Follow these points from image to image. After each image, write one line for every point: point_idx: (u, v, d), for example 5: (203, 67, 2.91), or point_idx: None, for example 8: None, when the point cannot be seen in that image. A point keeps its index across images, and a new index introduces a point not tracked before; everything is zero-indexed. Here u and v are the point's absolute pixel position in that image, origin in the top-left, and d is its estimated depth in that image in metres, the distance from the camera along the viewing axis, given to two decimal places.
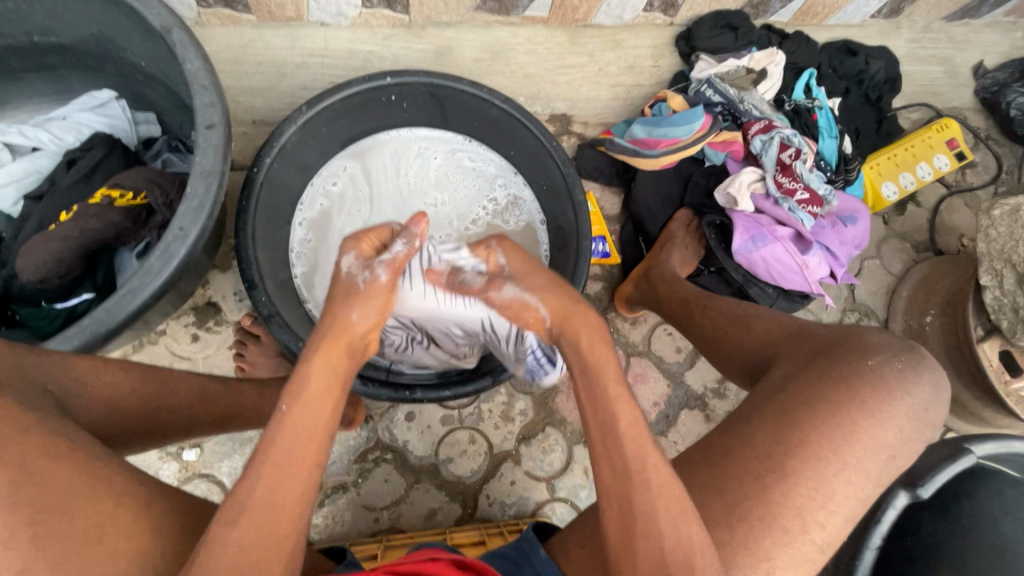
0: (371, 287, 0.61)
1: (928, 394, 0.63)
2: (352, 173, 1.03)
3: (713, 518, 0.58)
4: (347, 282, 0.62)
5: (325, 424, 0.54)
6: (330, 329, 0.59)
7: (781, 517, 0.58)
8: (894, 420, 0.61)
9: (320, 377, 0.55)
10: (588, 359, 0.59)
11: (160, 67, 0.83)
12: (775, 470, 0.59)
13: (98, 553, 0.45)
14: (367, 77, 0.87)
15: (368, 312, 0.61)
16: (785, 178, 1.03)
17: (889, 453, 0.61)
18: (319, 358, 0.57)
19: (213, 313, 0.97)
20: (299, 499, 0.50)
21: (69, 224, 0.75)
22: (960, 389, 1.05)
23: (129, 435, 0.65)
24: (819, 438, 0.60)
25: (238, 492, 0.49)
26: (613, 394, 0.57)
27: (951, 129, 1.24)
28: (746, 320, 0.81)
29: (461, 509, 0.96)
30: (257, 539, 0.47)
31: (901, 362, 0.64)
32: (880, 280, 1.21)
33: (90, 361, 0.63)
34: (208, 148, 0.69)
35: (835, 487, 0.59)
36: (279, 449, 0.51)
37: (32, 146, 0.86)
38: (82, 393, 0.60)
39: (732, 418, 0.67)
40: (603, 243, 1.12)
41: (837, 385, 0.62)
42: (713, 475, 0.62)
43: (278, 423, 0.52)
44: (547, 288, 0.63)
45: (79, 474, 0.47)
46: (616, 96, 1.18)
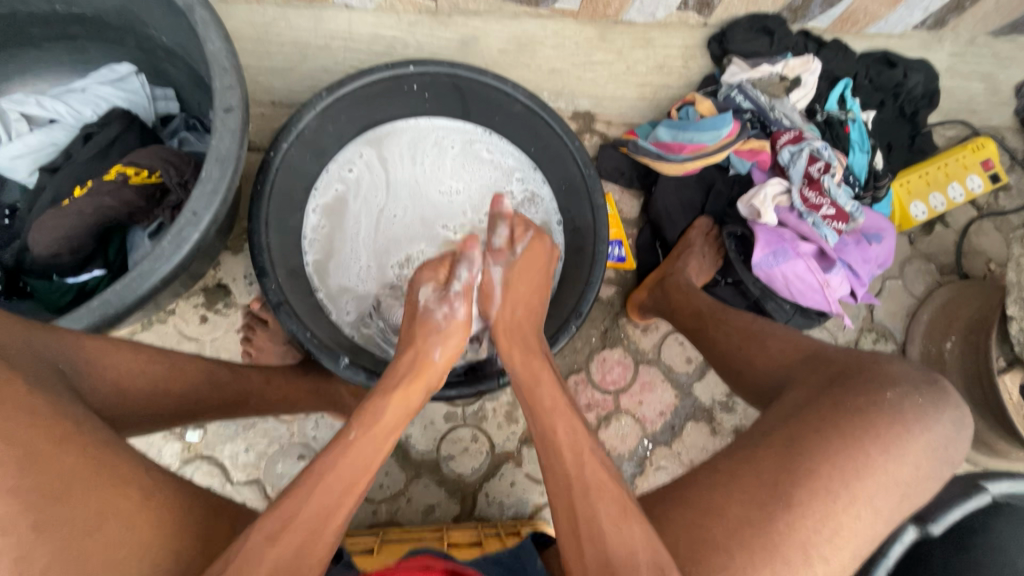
0: (447, 325, 0.70)
1: (948, 431, 0.61)
2: (368, 160, 1.01)
3: (714, 541, 0.56)
4: (426, 318, 0.71)
5: (381, 461, 0.57)
6: (414, 363, 0.67)
7: (783, 546, 0.55)
8: (909, 455, 0.59)
9: (388, 411, 0.60)
10: (533, 372, 0.66)
11: (182, 45, 0.81)
12: (780, 499, 0.57)
13: (100, 539, 0.44)
14: (390, 65, 0.85)
15: (444, 348, 0.69)
16: (811, 193, 1.00)
17: (903, 490, 0.59)
18: (394, 394, 0.62)
19: (223, 295, 0.97)
20: (337, 527, 0.51)
21: (84, 201, 0.75)
22: (976, 420, 1.02)
23: (137, 419, 0.64)
24: (829, 470, 0.58)
25: (287, 507, 0.50)
26: (548, 405, 0.63)
27: (987, 149, 1.19)
28: (761, 338, 0.79)
29: (459, 506, 0.96)
30: (288, 563, 0.47)
31: (921, 398, 0.62)
32: (901, 301, 1.18)
33: (100, 342, 0.63)
34: (225, 131, 0.68)
35: (842, 521, 0.57)
36: (338, 472, 0.53)
37: (50, 118, 0.85)
38: (90, 374, 0.59)
39: (740, 440, 0.66)
40: (619, 247, 1.11)
41: (850, 416, 0.61)
42: (716, 497, 0.59)
43: (344, 446, 0.56)
44: (522, 303, 0.74)
45: (83, 458, 0.47)
46: (643, 96, 1.15)
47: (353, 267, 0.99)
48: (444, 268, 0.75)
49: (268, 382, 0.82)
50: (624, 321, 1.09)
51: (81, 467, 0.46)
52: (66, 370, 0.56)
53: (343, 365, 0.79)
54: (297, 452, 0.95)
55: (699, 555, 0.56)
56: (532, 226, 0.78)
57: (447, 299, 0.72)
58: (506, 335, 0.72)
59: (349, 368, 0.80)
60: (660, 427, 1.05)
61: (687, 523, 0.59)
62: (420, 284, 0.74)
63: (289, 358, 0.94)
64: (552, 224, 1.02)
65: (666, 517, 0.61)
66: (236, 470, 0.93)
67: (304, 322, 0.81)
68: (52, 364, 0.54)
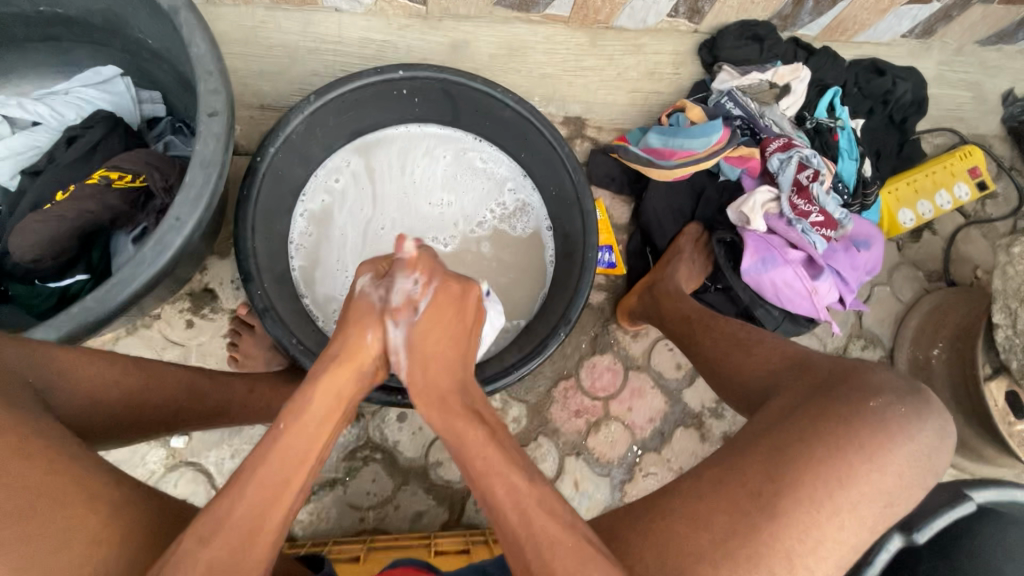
0: (387, 308, 0.67)
1: (931, 440, 0.60)
2: (357, 168, 1.01)
3: (697, 551, 0.56)
4: (360, 303, 0.68)
5: (314, 451, 0.56)
6: (345, 350, 0.64)
7: (767, 558, 0.55)
8: (893, 465, 0.59)
9: (320, 402, 0.59)
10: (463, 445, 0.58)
11: (167, 47, 0.80)
12: (764, 509, 0.57)
13: (64, 558, 0.44)
14: (378, 69, 0.85)
15: (382, 337, 0.66)
16: (800, 200, 1.00)
17: (888, 500, 0.58)
18: (327, 377, 0.61)
19: (209, 300, 0.96)
20: (277, 524, 0.51)
21: (66, 205, 0.74)
22: (962, 426, 1.03)
23: (112, 431, 0.64)
24: (813, 480, 0.57)
25: (218, 509, 0.49)
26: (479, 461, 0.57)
27: (975, 157, 1.20)
28: (748, 345, 0.79)
29: (447, 513, 0.96)
30: (227, 563, 0.47)
31: (905, 406, 0.60)
32: (889, 307, 1.19)
33: (75, 352, 0.62)
34: (210, 136, 0.67)
35: (827, 531, 0.56)
36: (266, 472, 0.52)
37: (32, 121, 0.84)
38: (64, 386, 0.59)
39: (726, 449, 0.66)
40: (609, 252, 1.11)
41: (833, 424, 0.60)
42: (701, 508, 0.59)
43: (272, 443, 0.54)
44: (442, 364, 0.66)
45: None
46: (634, 102, 1.15)
47: (341, 273, 0.98)
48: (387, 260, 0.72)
49: (252, 391, 0.81)
50: (614, 326, 1.09)
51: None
52: (38, 385, 0.57)
53: None
54: None
55: (682, 563, 0.56)
56: (436, 272, 0.69)
57: (387, 287, 0.68)
58: (425, 402, 0.65)
59: None
60: (650, 433, 1.05)
61: (674, 535, 0.58)
62: (359, 275, 0.70)
63: (275, 365, 0.92)
64: (542, 231, 1.03)
65: (651, 526, 0.60)
66: (222, 476, 0.92)
67: (290, 328, 0.80)
68: (23, 379, 0.55)
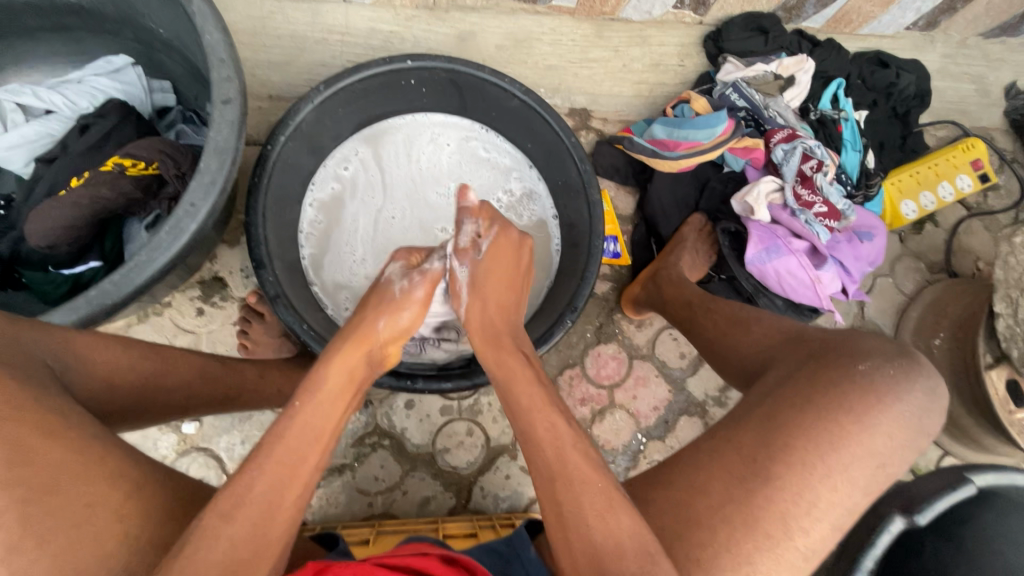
0: (404, 296, 0.70)
1: (921, 401, 0.62)
2: (364, 158, 1.02)
3: (696, 517, 0.58)
4: (383, 290, 0.72)
5: (330, 427, 0.57)
6: (355, 333, 0.66)
7: (763, 520, 0.57)
8: (884, 426, 0.60)
9: (334, 382, 0.60)
10: (509, 377, 0.65)
11: (180, 37, 0.81)
12: (759, 474, 0.58)
13: (88, 532, 0.45)
14: (388, 59, 0.86)
15: (392, 324, 0.69)
16: (804, 190, 1.01)
17: (878, 462, 0.60)
18: (338, 359, 0.62)
19: (219, 288, 0.97)
20: (295, 503, 0.52)
21: (80, 191, 0.75)
22: (963, 414, 1.04)
23: (129, 416, 0.65)
24: (805, 444, 0.59)
25: (239, 486, 0.50)
26: (528, 406, 0.62)
27: (977, 149, 1.21)
28: (746, 322, 0.81)
29: (454, 499, 0.97)
30: (250, 537, 0.48)
31: (893, 368, 0.62)
32: (891, 298, 1.20)
33: (95, 338, 0.63)
34: (224, 123, 0.68)
35: (820, 494, 0.58)
36: (286, 445, 0.53)
37: (45, 109, 0.85)
38: (82, 369, 0.60)
39: (722, 420, 0.67)
40: (614, 243, 1.13)
41: (824, 389, 0.62)
42: (698, 477, 0.60)
43: (290, 422, 0.55)
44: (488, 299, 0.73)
45: (70, 450, 0.48)
46: (639, 93, 1.16)
47: (348, 261, 0.99)
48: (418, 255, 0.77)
49: (262, 375, 0.82)
50: (619, 316, 1.10)
51: (69, 465, 0.47)
52: (58, 368, 0.57)
53: None
54: None
55: (682, 531, 0.57)
56: (498, 218, 0.74)
57: (415, 277, 0.72)
58: (481, 339, 0.71)
59: None
60: (654, 421, 1.06)
61: (674, 503, 0.60)
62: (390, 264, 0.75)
63: (285, 352, 0.93)
64: (547, 220, 1.03)
65: (654, 501, 0.62)
66: (232, 462, 0.94)
67: (300, 315, 0.81)
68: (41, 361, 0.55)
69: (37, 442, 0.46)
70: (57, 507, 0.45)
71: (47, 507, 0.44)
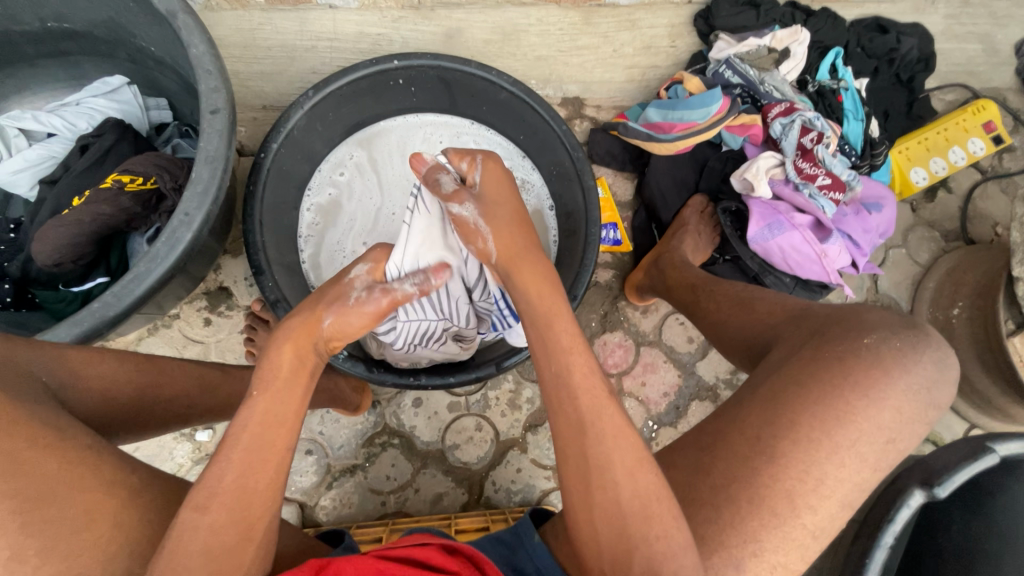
0: (356, 307, 0.64)
1: (931, 372, 0.59)
2: (357, 162, 1.02)
3: (701, 498, 0.57)
4: (343, 287, 0.65)
5: (294, 412, 0.57)
6: (296, 326, 0.62)
7: (768, 498, 0.55)
8: (890, 400, 0.58)
9: (288, 365, 0.59)
10: (538, 313, 0.60)
11: (169, 53, 0.83)
12: (764, 452, 0.57)
13: (87, 538, 0.47)
14: (373, 60, 0.86)
15: (341, 320, 0.64)
16: (805, 164, 0.99)
17: (886, 436, 0.58)
18: (286, 350, 0.60)
19: (225, 298, 0.99)
20: (268, 487, 0.52)
21: (82, 209, 0.77)
22: (989, 386, 1.00)
23: (128, 425, 0.66)
24: (809, 419, 0.57)
25: (210, 478, 0.51)
26: (568, 348, 0.57)
27: (989, 111, 1.17)
28: (751, 303, 0.78)
29: (466, 495, 0.97)
30: (228, 521, 0.49)
31: (900, 340, 0.60)
32: (905, 270, 1.17)
33: (89, 352, 0.64)
34: (213, 132, 0.70)
35: (827, 470, 0.56)
36: (251, 433, 0.53)
37: (47, 132, 0.88)
38: (76, 382, 0.61)
39: (728, 402, 0.65)
40: (614, 230, 1.11)
41: (829, 363, 0.60)
42: (703, 460, 0.60)
43: (250, 414, 0.54)
44: (506, 228, 0.65)
45: (68, 461, 0.49)
46: (631, 78, 1.14)
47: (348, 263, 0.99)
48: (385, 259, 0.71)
49: None
50: (623, 303, 1.09)
51: (66, 473, 0.49)
52: (53, 385, 0.59)
53: (342, 358, 0.80)
54: (305, 447, 0.95)
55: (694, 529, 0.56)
56: (473, 152, 0.69)
57: (375, 293, 0.66)
58: (506, 254, 0.64)
59: (349, 360, 0.81)
60: (664, 407, 1.05)
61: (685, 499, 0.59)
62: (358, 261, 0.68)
63: None
64: (544, 209, 1.02)
65: None
66: None
67: None
68: (35, 377, 0.57)
69: (35, 453, 0.48)
70: (56, 516, 0.47)
71: (44, 516, 0.46)
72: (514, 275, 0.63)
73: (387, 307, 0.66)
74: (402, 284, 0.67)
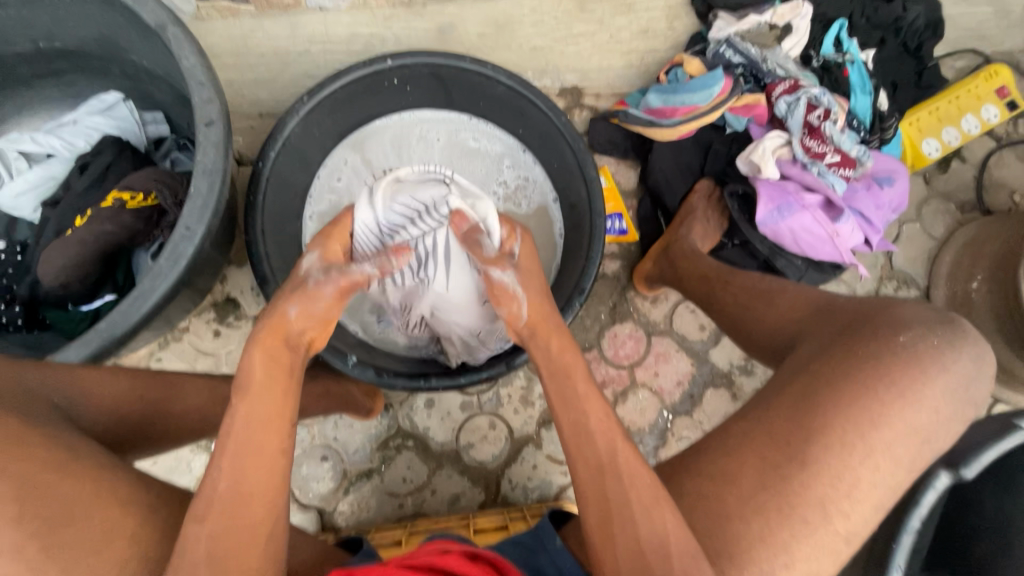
0: (314, 289, 0.62)
1: (968, 370, 0.58)
2: (354, 166, 1.00)
3: (728, 511, 0.55)
4: (299, 280, 0.64)
5: (279, 411, 0.56)
6: (266, 325, 0.60)
7: (800, 508, 0.54)
8: (927, 401, 0.56)
9: (262, 369, 0.57)
10: (555, 362, 0.62)
11: (162, 67, 0.83)
12: (793, 459, 0.55)
13: (105, 558, 0.47)
14: (367, 61, 0.86)
15: (306, 308, 0.62)
16: (812, 141, 0.97)
17: (923, 437, 0.57)
18: (256, 350, 0.58)
19: (232, 308, 0.99)
20: (266, 489, 0.52)
21: (84, 229, 0.77)
22: (1011, 359, 0.98)
23: (143, 440, 0.67)
24: (843, 425, 0.55)
25: (207, 487, 0.51)
26: (582, 395, 0.59)
27: (1002, 76, 1.14)
28: (769, 295, 0.75)
29: (484, 493, 0.97)
30: (229, 528, 0.50)
31: (937, 337, 0.58)
32: (920, 245, 1.14)
33: (97, 371, 0.65)
34: (209, 145, 0.69)
35: (861, 475, 0.55)
36: (236, 439, 0.53)
37: (46, 153, 0.88)
38: (90, 402, 0.62)
39: (753, 403, 0.64)
40: (620, 220, 1.09)
41: (862, 364, 0.58)
42: (728, 465, 0.58)
43: (231, 422, 0.54)
44: (539, 294, 0.65)
45: (88, 483, 0.50)
46: (630, 64, 1.12)
47: None
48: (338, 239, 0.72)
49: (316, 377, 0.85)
50: (633, 294, 1.07)
51: (81, 493, 0.49)
52: (65, 404, 0.59)
53: (351, 364, 0.80)
54: (320, 453, 0.96)
55: (716, 528, 0.55)
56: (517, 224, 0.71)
57: (332, 274, 0.64)
58: (541, 321, 0.64)
59: (358, 366, 0.80)
60: (678, 397, 1.04)
61: (706, 494, 0.57)
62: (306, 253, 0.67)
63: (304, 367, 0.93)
64: (548, 205, 1.00)
65: (679, 489, 0.59)
66: None
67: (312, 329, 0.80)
68: (48, 399, 0.57)
69: (50, 475, 0.48)
70: (72, 536, 0.47)
71: (60, 537, 0.46)
72: (540, 348, 0.64)
73: (346, 289, 0.64)
74: (358, 266, 0.65)
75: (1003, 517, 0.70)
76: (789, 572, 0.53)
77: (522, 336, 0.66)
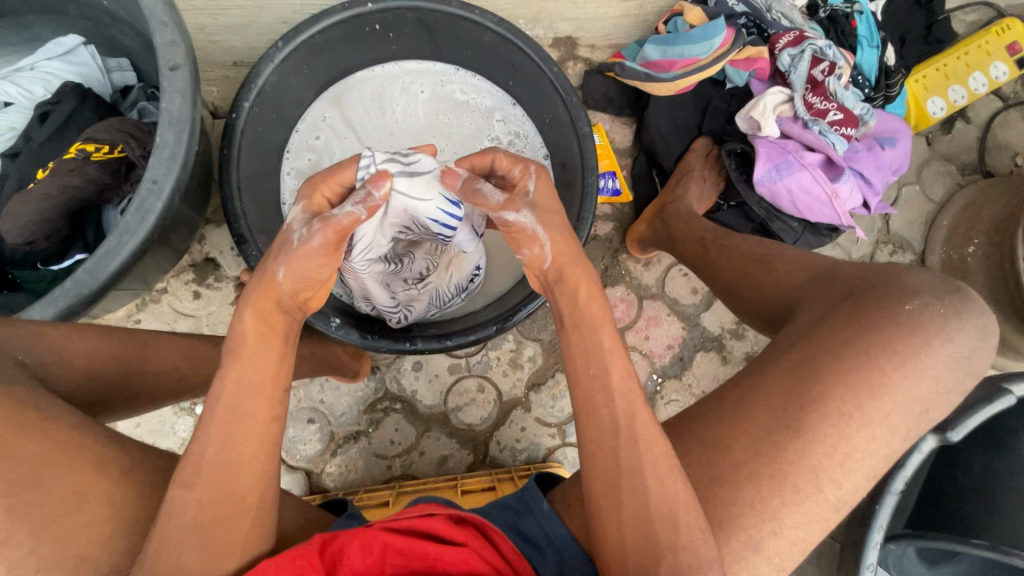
0: (302, 247, 0.54)
1: (971, 340, 0.56)
2: (333, 122, 0.95)
3: (720, 475, 0.55)
4: (285, 237, 0.56)
5: (274, 373, 0.53)
6: (255, 288, 0.54)
7: (792, 474, 0.54)
8: (929, 369, 0.55)
9: (254, 332, 0.53)
10: (582, 313, 0.56)
11: (121, 5, 0.77)
12: (787, 423, 0.55)
13: (79, 519, 0.47)
14: (345, 4, 0.80)
15: (295, 270, 0.54)
16: (816, 98, 0.93)
17: (920, 406, 0.56)
18: (249, 314, 0.54)
19: (212, 269, 0.96)
20: (253, 459, 0.50)
21: (47, 182, 0.73)
22: (1002, 325, 0.98)
23: (119, 401, 0.65)
24: (839, 392, 0.54)
25: (194, 453, 0.49)
26: (609, 348, 0.55)
27: (1014, 31, 1.09)
28: (766, 259, 0.73)
29: (472, 455, 0.97)
30: (217, 496, 0.48)
31: (942, 306, 0.56)
32: (919, 208, 1.11)
33: (66, 329, 0.62)
34: (174, 92, 0.64)
35: (855, 443, 0.54)
36: (227, 405, 0.51)
37: (5, 101, 0.83)
38: (59, 361, 0.60)
39: (745, 368, 0.62)
40: (614, 179, 1.06)
41: (863, 330, 0.56)
42: (721, 430, 0.57)
43: (222, 384, 0.51)
44: (562, 228, 0.57)
45: (56, 445, 0.48)
46: (628, 12, 1.06)
47: None
48: (328, 189, 0.59)
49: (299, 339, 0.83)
50: (625, 257, 1.05)
51: (52, 455, 0.47)
52: (31, 364, 0.57)
53: (334, 326, 0.77)
54: (306, 416, 0.95)
55: (704, 491, 0.55)
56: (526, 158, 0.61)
57: (314, 225, 0.54)
58: (567, 257, 0.56)
59: (341, 328, 0.78)
60: (669, 360, 1.03)
61: (695, 460, 0.56)
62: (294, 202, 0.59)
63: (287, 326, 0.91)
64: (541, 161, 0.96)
65: None
66: None
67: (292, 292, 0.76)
68: (13, 358, 0.55)
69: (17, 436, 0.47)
70: (40, 499, 0.46)
71: (28, 500, 0.45)
72: (565, 285, 0.57)
73: (337, 240, 0.55)
74: (341, 207, 0.55)
75: (986, 479, 0.70)
76: (776, 536, 0.53)
77: (546, 280, 0.59)
